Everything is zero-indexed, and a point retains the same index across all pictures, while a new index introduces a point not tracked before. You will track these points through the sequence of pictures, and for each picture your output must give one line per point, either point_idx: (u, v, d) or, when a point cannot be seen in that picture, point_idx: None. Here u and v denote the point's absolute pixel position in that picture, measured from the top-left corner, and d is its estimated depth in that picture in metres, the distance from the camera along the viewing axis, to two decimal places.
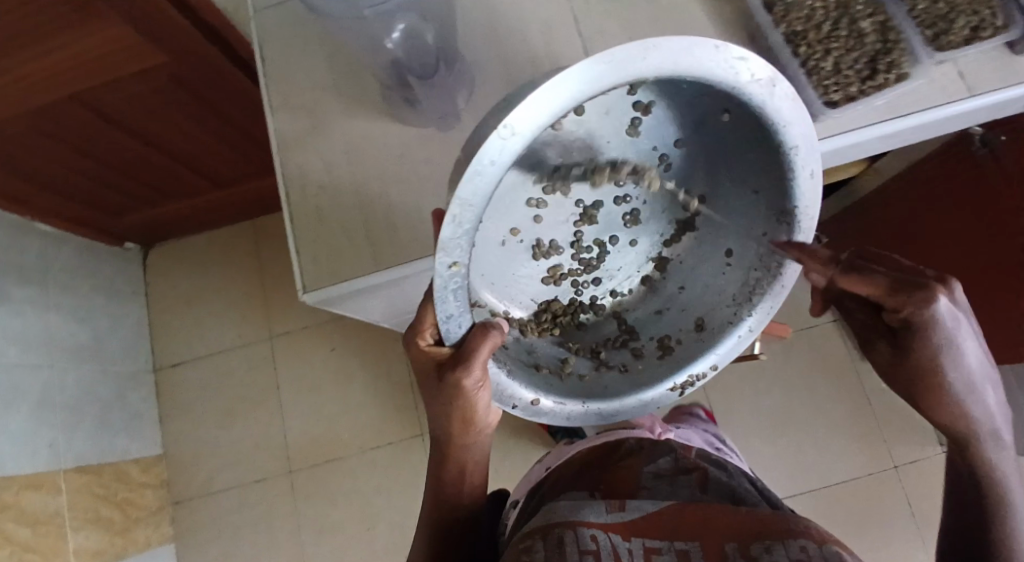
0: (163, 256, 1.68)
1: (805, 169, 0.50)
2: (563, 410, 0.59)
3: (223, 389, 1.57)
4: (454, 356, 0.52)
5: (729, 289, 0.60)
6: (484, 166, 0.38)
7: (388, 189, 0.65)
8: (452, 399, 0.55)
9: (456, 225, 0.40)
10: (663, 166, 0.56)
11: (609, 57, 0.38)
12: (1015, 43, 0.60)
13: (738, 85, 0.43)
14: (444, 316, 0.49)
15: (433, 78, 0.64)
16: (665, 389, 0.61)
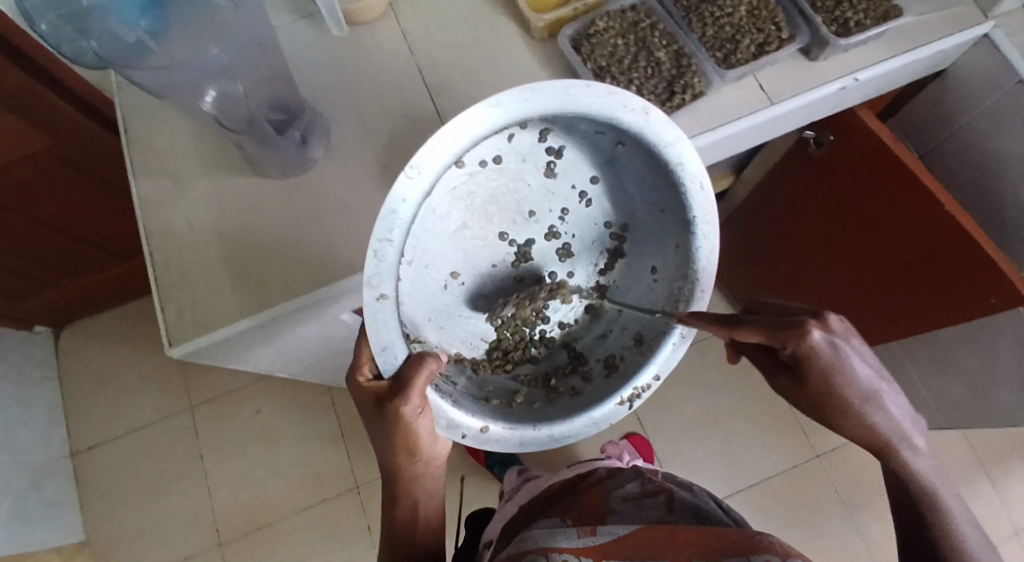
0: (75, 336, 1.60)
1: (696, 183, 0.55)
2: (515, 435, 0.61)
3: (147, 466, 1.50)
4: (392, 388, 0.54)
5: (660, 304, 0.63)
6: (397, 204, 0.47)
7: (257, 242, 0.66)
8: (395, 429, 0.56)
9: (379, 259, 0.48)
10: (586, 202, 0.62)
11: (490, 104, 0.47)
12: (810, 51, 0.68)
13: (614, 116, 0.51)
14: (380, 347, 0.52)
15: (288, 132, 0.65)
16: (613, 404, 0.62)
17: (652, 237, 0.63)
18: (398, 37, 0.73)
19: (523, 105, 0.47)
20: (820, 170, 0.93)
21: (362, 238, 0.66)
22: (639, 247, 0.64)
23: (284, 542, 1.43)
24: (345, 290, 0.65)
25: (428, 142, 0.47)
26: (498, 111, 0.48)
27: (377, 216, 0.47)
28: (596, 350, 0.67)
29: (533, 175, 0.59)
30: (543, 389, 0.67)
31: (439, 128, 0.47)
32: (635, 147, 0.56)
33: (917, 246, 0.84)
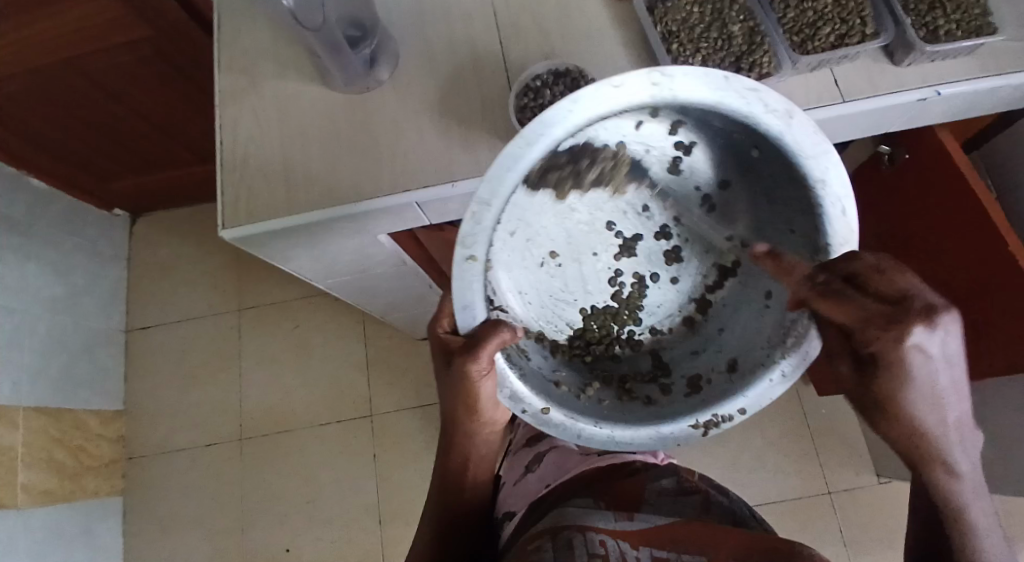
0: (148, 224, 1.72)
1: (834, 205, 0.51)
2: (575, 426, 0.57)
3: (187, 354, 1.61)
4: (464, 345, 0.55)
5: (765, 331, 0.59)
6: (504, 170, 0.44)
7: (314, 149, 0.70)
8: (459, 384, 0.58)
9: (476, 222, 0.47)
10: (707, 208, 0.62)
11: (615, 82, 0.44)
12: (894, 53, 0.66)
13: (753, 115, 0.48)
14: (461, 306, 0.53)
15: (358, 50, 0.68)
16: (686, 426, 0.58)
17: (775, 258, 0.60)
18: None
19: (654, 88, 0.45)
20: (891, 190, 0.88)
21: (408, 163, 0.69)
22: (756, 266, 0.61)
23: (293, 451, 1.50)
24: (386, 206, 0.68)
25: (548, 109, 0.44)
26: (625, 91, 0.45)
27: (482, 179, 0.45)
28: (686, 365, 0.64)
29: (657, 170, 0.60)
30: (617, 390, 0.64)
31: (556, 101, 0.44)
32: (771, 156, 0.52)
33: (973, 286, 0.80)
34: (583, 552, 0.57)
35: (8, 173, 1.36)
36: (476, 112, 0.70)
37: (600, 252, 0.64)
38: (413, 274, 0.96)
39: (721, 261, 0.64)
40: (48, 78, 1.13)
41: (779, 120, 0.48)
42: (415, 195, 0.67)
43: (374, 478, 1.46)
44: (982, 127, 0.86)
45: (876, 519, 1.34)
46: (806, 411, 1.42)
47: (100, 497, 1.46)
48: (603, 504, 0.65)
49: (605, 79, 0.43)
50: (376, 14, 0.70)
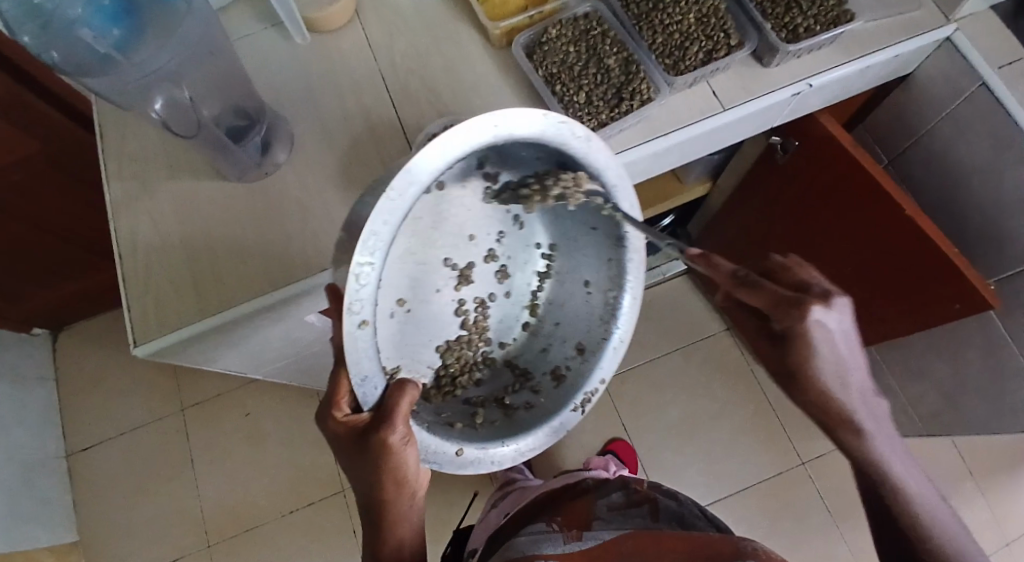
0: (71, 339, 1.62)
1: (628, 204, 0.57)
2: (487, 455, 0.59)
3: (137, 467, 1.51)
4: (375, 417, 0.50)
5: (596, 312, 0.65)
6: (379, 225, 0.43)
7: (223, 243, 0.69)
8: (379, 463, 0.51)
9: (360, 283, 0.44)
10: (519, 225, 0.65)
11: (463, 127, 0.44)
12: (763, 56, 0.70)
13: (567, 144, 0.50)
14: (359, 380, 0.48)
15: (247, 139, 0.68)
16: (567, 412, 0.64)
17: (580, 254, 0.65)
18: (362, 47, 0.76)
19: (496, 130, 0.46)
20: (787, 176, 0.93)
21: (321, 240, 0.68)
22: (569, 264, 0.67)
23: (268, 544, 1.42)
24: (294, 293, 0.66)
25: (413, 157, 0.42)
26: (471, 135, 0.45)
27: (359, 239, 0.43)
28: (543, 362, 0.69)
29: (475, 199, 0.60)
30: (501, 407, 0.67)
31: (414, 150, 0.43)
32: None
33: (875, 250, 0.86)
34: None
35: None
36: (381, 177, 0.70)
37: (442, 287, 0.63)
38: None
39: (539, 272, 0.69)
40: None
41: (583, 145, 0.52)
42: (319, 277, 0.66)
43: (357, 553, 1.40)
44: (860, 105, 0.92)
45: (850, 481, 1.38)
46: (764, 390, 1.46)
47: None
48: (554, 525, 0.65)
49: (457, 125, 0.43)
50: (261, 100, 0.70)
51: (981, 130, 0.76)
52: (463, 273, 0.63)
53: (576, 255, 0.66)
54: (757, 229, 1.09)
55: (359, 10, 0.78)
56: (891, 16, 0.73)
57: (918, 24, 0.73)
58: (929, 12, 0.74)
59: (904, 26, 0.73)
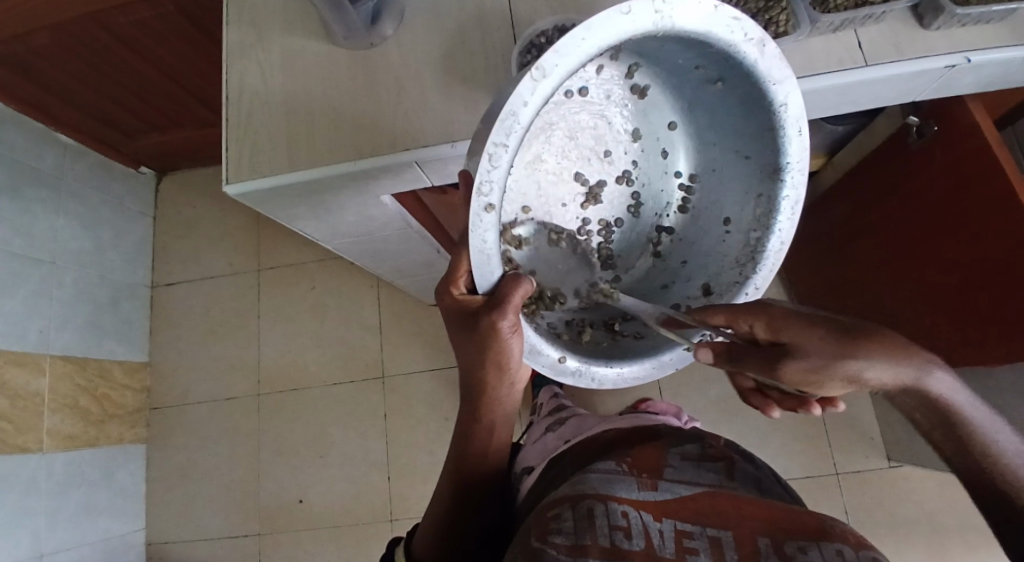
0: (174, 184, 1.74)
1: (796, 127, 0.54)
2: (588, 372, 0.58)
3: (209, 311, 1.65)
4: (488, 302, 0.54)
5: (734, 253, 0.62)
6: (519, 105, 0.44)
7: (318, 103, 0.70)
8: (486, 344, 0.57)
9: (493, 163, 0.45)
10: (664, 151, 0.63)
11: (628, 9, 0.44)
12: (924, 16, 0.62)
13: (734, 45, 0.49)
14: (478, 267, 0.51)
15: (361, 3, 0.67)
16: (683, 348, 0.60)
17: (728, 187, 0.62)
18: None
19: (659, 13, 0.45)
20: (916, 165, 0.84)
21: (407, 120, 0.68)
22: (709, 197, 0.64)
23: (307, 407, 1.54)
24: (443, 156, 0.67)
25: (564, 39, 0.44)
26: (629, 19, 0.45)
27: (496, 121, 0.44)
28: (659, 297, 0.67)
29: (621, 113, 0.61)
30: (607, 332, 0.65)
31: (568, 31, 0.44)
32: (739, 88, 0.54)
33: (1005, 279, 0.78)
34: (605, 524, 0.53)
35: (37, 130, 1.40)
36: (479, 70, 0.69)
37: (569, 202, 0.62)
38: (419, 237, 0.96)
39: (674, 205, 0.66)
40: (78, 37, 1.15)
41: (753, 50, 0.50)
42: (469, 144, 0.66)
43: (383, 437, 1.49)
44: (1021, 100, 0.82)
45: (882, 502, 1.33)
46: None
47: (124, 443, 1.52)
48: (624, 465, 0.62)
49: (617, 6, 0.43)
50: None
51: None
52: (592, 192, 0.62)
53: (719, 190, 0.63)
54: (864, 215, 1.00)
55: None
56: None
57: None
58: None
59: None
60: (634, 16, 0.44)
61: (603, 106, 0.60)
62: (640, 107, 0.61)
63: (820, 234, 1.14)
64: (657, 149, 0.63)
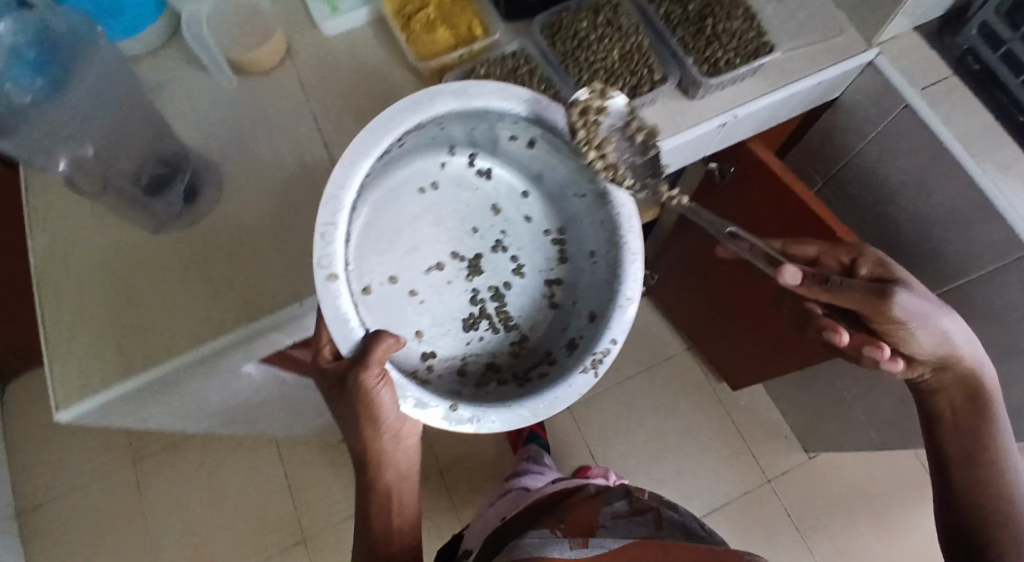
0: (22, 391, 1.54)
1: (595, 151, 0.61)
2: (484, 419, 0.58)
3: (94, 522, 1.44)
4: (352, 362, 0.54)
5: (604, 279, 0.66)
6: (338, 189, 0.52)
7: (150, 293, 0.66)
8: (357, 402, 0.55)
9: (327, 242, 0.52)
10: (527, 218, 0.70)
11: (406, 102, 0.55)
12: (687, 89, 0.70)
13: (511, 105, 0.58)
14: (338, 338, 0.53)
15: (170, 189, 0.67)
16: (578, 374, 0.61)
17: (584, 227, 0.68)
18: (294, 91, 0.74)
19: (424, 103, 0.56)
20: (728, 198, 0.95)
21: (247, 288, 0.66)
22: (577, 240, 0.70)
23: None
24: (298, 315, 0.66)
25: (360, 134, 0.54)
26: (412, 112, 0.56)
27: (321, 204, 0.52)
28: (560, 340, 0.69)
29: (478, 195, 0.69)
30: (518, 383, 0.67)
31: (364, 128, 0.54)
32: (545, 137, 0.62)
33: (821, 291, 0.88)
34: None
35: None
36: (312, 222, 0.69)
37: (454, 278, 0.67)
38: (294, 388, 0.90)
39: (554, 259, 0.71)
40: None
41: (531, 104, 0.59)
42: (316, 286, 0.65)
43: None
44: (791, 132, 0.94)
45: (815, 493, 1.39)
46: (727, 406, 1.45)
47: None
48: (560, 532, 0.62)
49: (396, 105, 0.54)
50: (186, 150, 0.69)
51: (908, 151, 0.77)
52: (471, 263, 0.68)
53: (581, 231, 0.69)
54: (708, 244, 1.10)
55: (290, 50, 0.76)
56: (816, 42, 0.75)
57: (844, 51, 0.75)
58: (856, 38, 0.76)
59: (826, 53, 0.75)
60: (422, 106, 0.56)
61: (461, 190, 0.69)
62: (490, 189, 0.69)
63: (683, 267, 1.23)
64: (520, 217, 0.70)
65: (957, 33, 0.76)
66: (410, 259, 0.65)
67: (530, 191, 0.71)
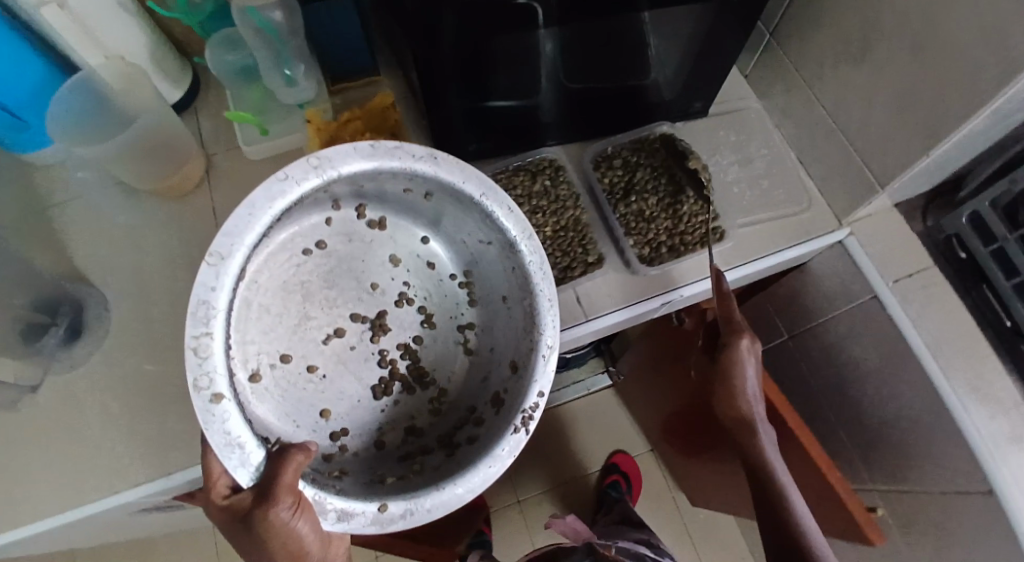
0: None
1: (500, 205, 0.52)
2: (417, 506, 0.47)
3: None
4: (257, 494, 0.43)
5: (520, 330, 0.56)
6: (206, 293, 0.43)
7: (15, 435, 0.61)
8: (269, 547, 0.44)
9: (202, 357, 0.43)
10: (434, 264, 0.61)
11: (280, 176, 0.47)
12: (630, 265, 0.65)
13: (405, 165, 0.50)
14: (235, 464, 0.43)
15: (48, 335, 0.64)
16: (508, 436, 0.50)
17: (493, 276, 0.58)
18: (208, 222, 0.69)
19: (316, 172, 0.48)
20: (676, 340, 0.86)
21: (118, 444, 0.61)
22: (484, 284, 0.60)
23: None
24: (169, 486, 0.61)
25: (228, 221, 0.45)
26: (291, 185, 0.47)
27: (189, 316, 0.43)
28: (482, 393, 0.58)
29: (377, 244, 0.59)
30: (444, 450, 0.56)
31: (234, 212, 0.45)
32: (443, 194, 0.54)
33: None
34: None
35: None
36: None
37: (357, 342, 0.56)
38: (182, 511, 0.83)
39: (463, 302, 0.61)
40: None
41: (429, 164, 0.51)
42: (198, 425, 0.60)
43: None
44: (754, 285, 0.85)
45: None
46: (686, 519, 1.32)
47: None
48: None
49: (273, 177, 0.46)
50: (73, 286, 0.66)
51: (873, 338, 0.68)
52: (377, 324, 0.57)
53: (488, 279, 0.59)
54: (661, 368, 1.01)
55: (212, 171, 0.71)
56: (778, 215, 0.68)
57: (807, 227, 0.68)
58: (826, 212, 0.69)
59: (790, 229, 0.68)
60: (292, 181, 0.47)
61: (353, 249, 0.58)
62: (386, 237, 0.59)
63: (639, 382, 1.15)
64: (421, 265, 0.60)
65: (941, 216, 0.67)
66: (302, 331, 0.54)
67: (429, 236, 0.61)
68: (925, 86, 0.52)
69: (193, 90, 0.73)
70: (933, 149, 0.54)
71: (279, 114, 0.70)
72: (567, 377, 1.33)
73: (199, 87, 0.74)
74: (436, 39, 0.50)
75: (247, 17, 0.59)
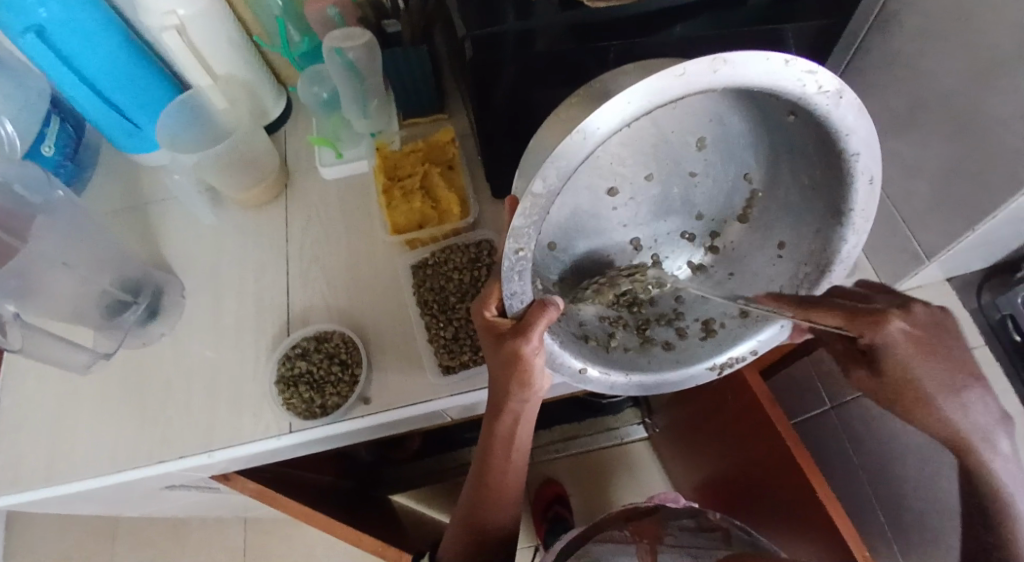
0: None
1: (863, 174, 0.42)
2: (608, 381, 0.50)
3: (67, 530, 1.31)
4: (514, 326, 0.46)
5: (778, 280, 0.51)
6: (564, 161, 0.35)
7: (89, 399, 0.69)
8: (510, 370, 0.48)
9: (531, 215, 0.38)
10: (724, 160, 0.46)
11: (676, 70, 0.33)
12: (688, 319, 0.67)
13: (803, 98, 0.37)
14: (506, 295, 0.43)
15: (129, 311, 0.70)
16: (702, 368, 0.52)
17: (790, 211, 0.49)
18: (278, 231, 0.77)
19: (715, 79, 0.34)
20: (712, 400, 0.88)
21: (169, 419, 0.67)
22: (769, 212, 0.50)
23: None
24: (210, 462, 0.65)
25: (608, 102, 0.34)
26: (683, 85, 0.34)
27: (540, 170, 0.35)
28: (697, 307, 0.54)
29: (696, 119, 0.42)
30: (639, 335, 0.53)
31: (620, 95, 0.34)
32: (806, 127, 0.41)
33: (778, 521, 0.79)
34: None
35: None
36: (249, 369, 0.69)
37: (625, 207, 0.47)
38: (206, 496, 0.87)
39: (735, 212, 0.51)
40: None
41: (828, 103, 0.38)
42: (352, 339, 0.67)
43: None
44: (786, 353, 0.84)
45: None
46: None
47: None
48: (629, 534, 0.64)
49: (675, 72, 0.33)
50: (149, 271, 0.73)
51: None
52: (644, 193, 0.47)
53: (783, 213, 0.49)
54: (689, 425, 1.01)
55: (290, 186, 0.80)
56: None
57: None
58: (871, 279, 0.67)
59: None
60: (688, 83, 0.34)
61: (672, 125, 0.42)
62: (715, 112, 0.42)
63: (670, 441, 1.13)
64: (721, 168, 0.47)
65: (994, 295, 0.64)
66: (601, 171, 0.44)
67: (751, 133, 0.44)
68: (971, 160, 0.52)
69: (284, 116, 0.84)
70: (977, 223, 0.54)
71: (353, 139, 0.80)
72: (599, 424, 1.28)
73: (290, 114, 0.85)
74: (488, 86, 0.58)
75: (333, 56, 0.72)
